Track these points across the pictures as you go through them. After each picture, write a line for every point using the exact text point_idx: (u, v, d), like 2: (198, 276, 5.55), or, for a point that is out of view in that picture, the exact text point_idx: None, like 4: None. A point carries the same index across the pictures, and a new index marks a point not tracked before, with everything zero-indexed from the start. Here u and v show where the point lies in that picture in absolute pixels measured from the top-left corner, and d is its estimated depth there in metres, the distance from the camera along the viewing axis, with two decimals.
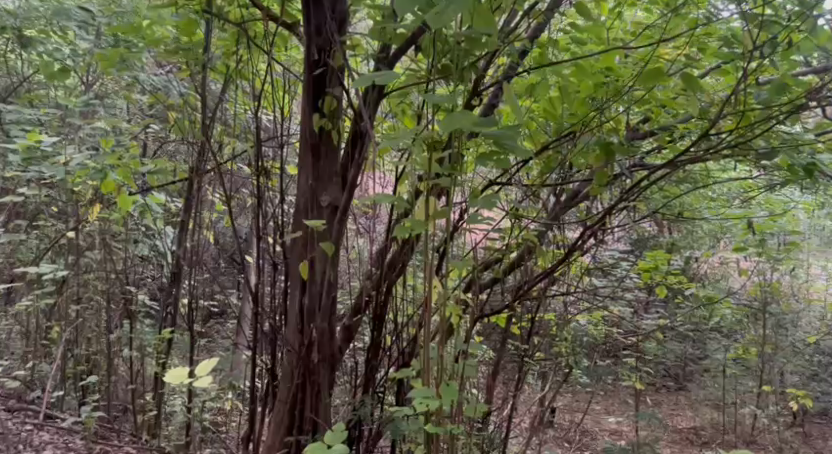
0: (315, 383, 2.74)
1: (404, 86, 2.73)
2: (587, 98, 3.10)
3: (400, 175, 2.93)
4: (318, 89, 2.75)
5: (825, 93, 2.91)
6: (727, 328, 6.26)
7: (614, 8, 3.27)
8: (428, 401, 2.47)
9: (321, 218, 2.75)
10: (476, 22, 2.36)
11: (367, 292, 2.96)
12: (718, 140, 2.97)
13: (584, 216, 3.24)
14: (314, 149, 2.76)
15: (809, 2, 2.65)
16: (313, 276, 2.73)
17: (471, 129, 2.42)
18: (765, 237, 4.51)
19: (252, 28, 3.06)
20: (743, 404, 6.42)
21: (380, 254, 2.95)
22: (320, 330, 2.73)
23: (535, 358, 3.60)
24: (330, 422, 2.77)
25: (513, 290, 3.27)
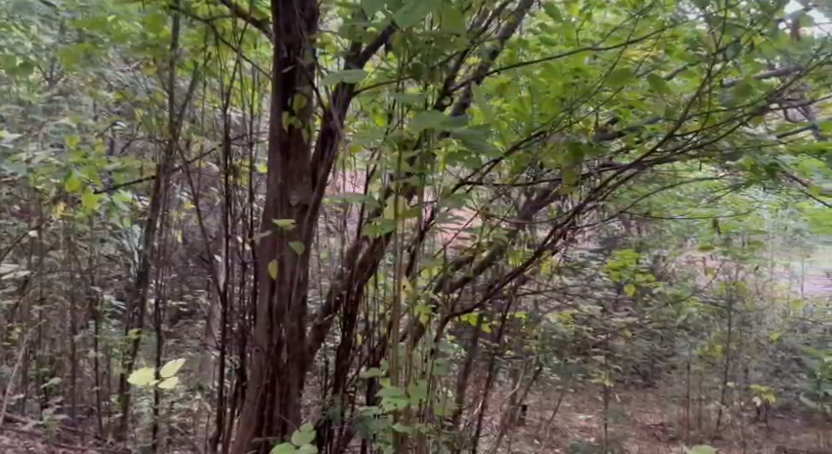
0: (284, 383, 2.72)
1: (375, 85, 2.73)
2: (556, 99, 3.13)
3: (372, 174, 2.92)
4: (287, 87, 2.74)
5: (788, 95, 2.97)
6: (693, 325, 6.37)
7: (583, 9, 3.31)
8: (396, 400, 2.49)
9: (290, 217, 2.73)
10: (443, 20, 2.38)
11: (338, 291, 2.94)
12: (684, 141, 3.03)
13: (554, 216, 3.28)
14: (284, 148, 2.74)
15: (770, 7, 2.69)
16: (282, 275, 2.70)
17: (441, 129, 2.44)
18: (731, 237, 4.59)
19: (221, 26, 3.04)
20: (708, 401, 6.50)
21: (352, 253, 2.93)
22: (290, 330, 2.71)
23: (506, 357, 3.62)
24: (299, 422, 2.75)
25: (484, 289, 3.29)
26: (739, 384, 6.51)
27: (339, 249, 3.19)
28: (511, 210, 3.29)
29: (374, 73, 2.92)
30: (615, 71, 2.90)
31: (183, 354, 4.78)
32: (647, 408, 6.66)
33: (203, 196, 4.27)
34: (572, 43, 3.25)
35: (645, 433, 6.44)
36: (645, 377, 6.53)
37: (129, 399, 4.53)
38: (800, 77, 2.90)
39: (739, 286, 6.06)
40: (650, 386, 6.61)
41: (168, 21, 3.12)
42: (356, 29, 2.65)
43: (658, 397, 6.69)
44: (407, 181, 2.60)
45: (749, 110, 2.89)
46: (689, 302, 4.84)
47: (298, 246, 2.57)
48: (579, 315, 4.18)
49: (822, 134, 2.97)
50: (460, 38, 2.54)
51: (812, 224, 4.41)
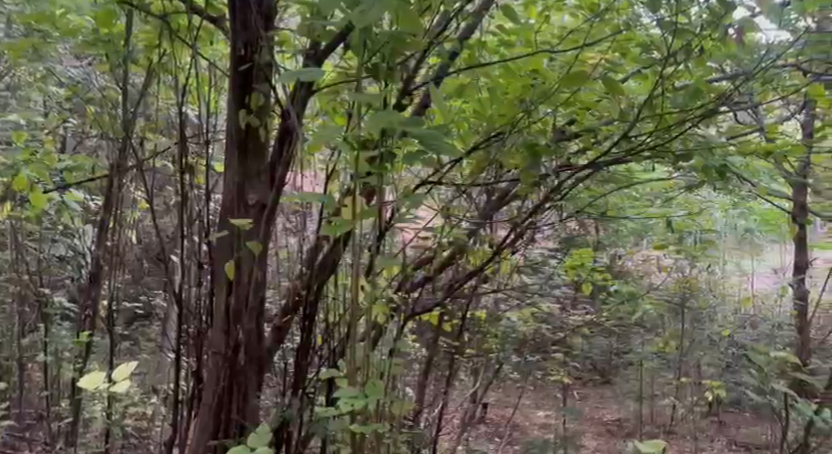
0: (241, 385, 2.68)
1: (334, 84, 2.72)
2: (514, 100, 3.15)
3: (332, 173, 2.90)
4: (244, 84, 2.69)
5: (739, 99, 3.03)
6: (649, 323, 6.26)
7: (541, 11, 3.33)
8: (353, 401, 2.50)
9: (247, 217, 2.70)
10: (399, 20, 2.41)
11: (297, 292, 2.90)
12: (638, 143, 3.09)
13: (513, 216, 3.31)
14: (242, 146, 2.71)
15: (719, 12, 2.79)
16: (239, 277, 2.65)
17: (397, 128, 2.45)
18: (685, 236, 4.64)
19: (177, 23, 2.97)
20: (662, 395, 6.46)
21: (311, 253, 2.89)
22: (248, 331, 2.66)
23: (466, 356, 3.61)
24: (257, 425, 2.71)
25: (444, 289, 3.28)
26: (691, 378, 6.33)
27: (298, 249, 3.15)
28: (473, 210, 3.32)
29: (333, 72, 2.92)
30: (571, 73, 2.98)
31: (139, 357, 4.69)
32: (603, 403, 6.89)
33: (158, 195, 4.20)
34: (530, 46, 3.27)
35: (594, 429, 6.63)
36: (603, 373, 6.53)
37: (81, 404, 4.40)
38: (749, 81, 2.96)
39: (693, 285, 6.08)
40: (609, 383, 6.71)
41: (121, 17, 3.06)
42: (313, 28, 2.64)
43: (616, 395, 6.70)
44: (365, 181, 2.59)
45: (699, 112, 2.97)
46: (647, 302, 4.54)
47: (256, 246, 2.53)
48: (538, 313, 4.18)
49: (769, 136, 3.06)
50: (417, 39, 2.57)
51: (762, 223, 4.48)
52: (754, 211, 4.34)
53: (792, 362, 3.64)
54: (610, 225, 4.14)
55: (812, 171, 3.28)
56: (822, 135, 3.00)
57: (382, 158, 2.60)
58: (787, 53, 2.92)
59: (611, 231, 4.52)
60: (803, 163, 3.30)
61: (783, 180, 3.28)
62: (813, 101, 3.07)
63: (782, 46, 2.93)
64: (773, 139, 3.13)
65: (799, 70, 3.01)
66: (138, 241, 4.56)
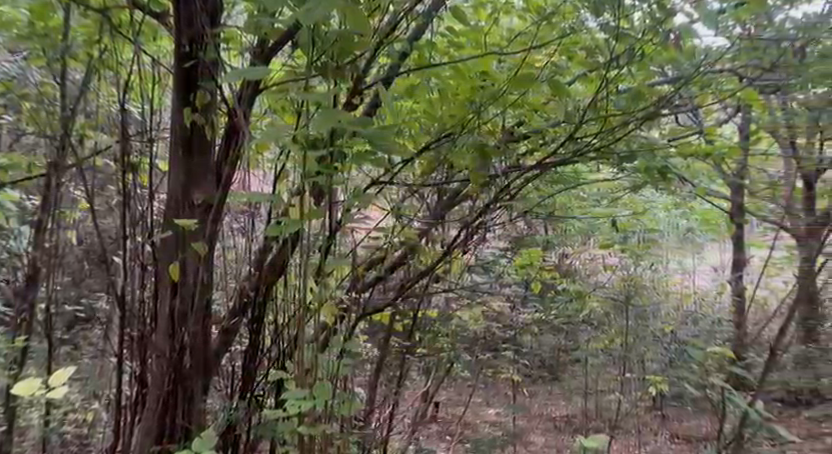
0: (186, 388, 2.82)
1: (285, 82, 2.72)
2: (463, 103, 3.12)
3: (279, 176, 3.00)
4: (189, 82, 2.81)
5: (676, 101, 3.15)
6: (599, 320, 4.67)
7: (491, 13, 3.30)
8: (300, 402, 2.63)
9: (193, 217, 2.81)
10: (345, 20, 2.36)
11: (247, 293, 3.05)
12: (585, 144, 3.21)
13: (464, 216, 3.44)
14: (187, 144, 2.81)
15: (658, 17, 2.93)
16: (184, 280, 2.79)
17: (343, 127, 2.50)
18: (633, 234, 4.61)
19: (116, 16, 3.09)
20: (608, 389, 4.63)
21: (261, 255, 3.05)
22: (193, 333, 2.80)
23: (414, 355, 3.70)
24: (202, 427, 2.85)
25: (396, 289, 3.41)
26: (637, 374, 4.52)
27: (245, 250, 3.35)
28: (424, 210, 3.42)
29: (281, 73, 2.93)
30: (519, 76, 2.98)
31: (78, 363, 4.22)
32: (554, 398, 4.81)
33: (99, 196, 3.84)
34: (480, 47, 3.20)
35: (545, 428, 4.75)
36: (549, 368, 4.74)
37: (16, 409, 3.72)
38: (686, 84, 3.11)
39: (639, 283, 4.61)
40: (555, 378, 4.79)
41: (58, 11, 3.12)
42: (259, 26, 2.64)
43: (563, 391, 4.77)
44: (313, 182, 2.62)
45: (642, 114, 3.12)
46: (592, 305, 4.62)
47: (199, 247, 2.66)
48: (489, 312, 4.44)
49: (707, 137, 3.33)
50: (363, 39, 2.53)
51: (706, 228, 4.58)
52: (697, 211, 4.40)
53: (732, 357, 3.63)
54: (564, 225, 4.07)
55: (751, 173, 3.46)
56: (756, 138, 3.31)
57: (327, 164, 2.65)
58: (722, 58, 3.13)
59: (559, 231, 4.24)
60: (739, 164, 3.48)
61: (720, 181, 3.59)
62: (746, 107, 3.29)
63: (718, 52, 3.12)
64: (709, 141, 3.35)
65: (736, 76, 3.17)
66: (80, 242, 4.20)
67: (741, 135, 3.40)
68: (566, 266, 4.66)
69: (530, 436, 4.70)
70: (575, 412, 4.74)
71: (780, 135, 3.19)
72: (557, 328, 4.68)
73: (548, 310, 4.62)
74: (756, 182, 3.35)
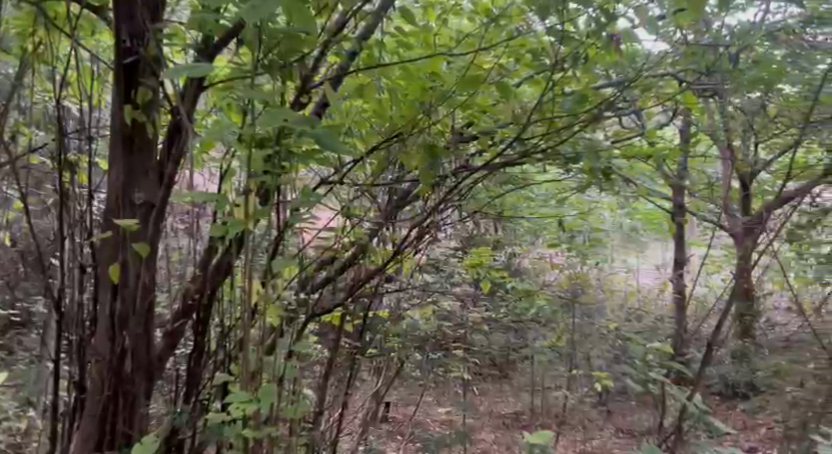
0: (127, 394, 2.74)
1: (229, 79, 2.52)
2: (413, 102, 3.05)
3: (225, 175, 2.78)
4: (130, 78, 2.64)
5: (619, 105, 3.14)
6: (546, 317, 4.64)
7: (439, 14, 3.25)
8: (243, 406, 2.47)
9: (135, 217, 2.68)
10: (294, 20, 2.27)
11: (191, 296, 2.88)
12: (530, 146, 3.17)
13: (413, 216, 3.44)
14: (128, 141, 2.67)
15: (602, 21, 2.87)
16: (125, 282, 2.68)
17: (287, 125, 2.29)
18: (575, 235, 4.69)
19: (52, 10, 2.96)
20: (554, 386, 4.77)
21: (208, 255, 2.87)
22: (134, 336, 2.70)
23: (365, 355, 3.68)
24: (145, 433, 2.79)
25: (345, 290, 3.37)
26: (584, 371, 4.59)
27: (191, 250, 3.30)
28: (377, 210, 3.37)
29: (227, 69, 2.85)
30: (469, 76, 2.96)
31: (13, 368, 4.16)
32: (500, 396, 5.04)
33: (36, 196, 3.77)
34: (429, 48, 3.17)
35: (495, 424, 4.89)
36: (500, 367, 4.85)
37: None
38: (628, 88, 3.11)
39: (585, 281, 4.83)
40: (505, 377, 5.00)
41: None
42: (204, 21, 2.42)
43: (513, 389, 4.95)
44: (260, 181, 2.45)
45: (586, 118, 3.09)
46: (540, 302, 4.48)
47: (138, 248, 2.53)
48: (439, 312, 4.24)
49: (649, 140, 3.29)
50: (310, 36, 2.37)
51: (645, 225, 4.90)
52: (638, 211, 4.50)
53: (670, 351, 3.75)
54: (510, 225, 4.27)
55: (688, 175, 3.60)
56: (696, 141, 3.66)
57: (269, 168, 2.43)
58: (665, 63, 3.13)
59: (509, 229, 4.42)
60: (677, 167, 3.67)
61: (662, 183, 3.85)
62: (686, 111, 3.41)
63: (662, 58, 3.13)
64: (652, 143, 3.36)
65: (676, 80, 3.18)
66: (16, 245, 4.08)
67: (681, 137, 3.59)
68: (514, 266, 4.72)
69: (481, 433, 4.75)
70: (522, 409, 4.98)
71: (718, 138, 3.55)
72: (506, 326, 4.69)
73: (499, 309, 4.65)
74: (696, 183, 3.77)
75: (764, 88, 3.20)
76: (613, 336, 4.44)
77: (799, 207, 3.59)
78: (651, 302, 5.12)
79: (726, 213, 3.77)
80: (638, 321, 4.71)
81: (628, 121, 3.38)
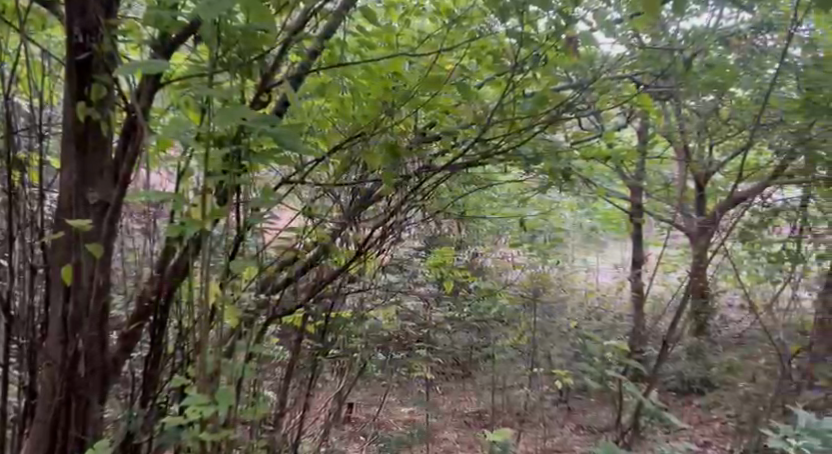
0: (81, 398, 2.66)
1: (185, 77, 2.43)
2: (376, 103, 3.01)
3: (182, 174, 2.58)
4: (83, 73, 2.47)
5: (579, 107, 3.16)
6: (506, 315, 4.69)
7: (401, 14, 3.20)
8: (201, 409, 2.30)
9: (87, 218, 2.54)
10: (252, 16, 2.21)
11: (148, 297, 2.82)
12: (492, 147, 3.19)
13: (377, 216, 3.44)
14: (80, 140, 2.51)
15: (561, 23, 2.87)
16: (78, 283, 2.57)
17: (247, 122, 2.26)
18: (535, 235, 4.73)
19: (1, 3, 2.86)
20: (516, 384, 4.72)
21: (165, 256, 2.80)
22: (88, 339, 2.61)
23: (328, 356, 3.64)
24: (99, 438, 2.70)
25: (307, 291, 3.33)
26: (543, 369, 4.67)
27: (147, 250, 3.19)
28: (339, 210, 3.34)
29: (183, 66, 2.76)
30: (430, 77, 2.94)
31: None
32: (463, 396, 4.92)
33: None
34: (391, 48, 3.12)
35: (457, 424, 4.86)
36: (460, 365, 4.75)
37: None
38: (587, 89, 3.12)
39: (546, 280, 4.85)
40: (468, 375, 4.83)
41: None
42: (160, 19, 2.23)
43: (476, 388, 4.81)
44: (217, 180, 2.36)
45: (545, 119, 3.11)
46: (502, 301, 4.65)
47: (93, 250, 2.43)
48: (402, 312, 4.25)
49: (607, 141, 3.32)
50: (268, 34, 2.35)
51: (603, 224, 4.91)
52: (597, 211, 4.56)
53: (627, 349, 3.80)
54: (471, 225, 4.29)
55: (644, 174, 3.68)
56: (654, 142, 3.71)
57: (226, 168, 2.37)
58: (623, 66, 3.16)
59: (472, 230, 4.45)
60: (634, 168, 3.73)
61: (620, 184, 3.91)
62: (644, 113, 3.44)
63: (620, 60, 3.15)
64: (609, 145, 3.35)
65: (633, 82, 3.21)
66: None
67: (639, 138, 3.65)
68: (477, 266, 4.78)
69: (444, 433, 4.73)
70: (485, 408, 4.85)
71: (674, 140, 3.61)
72: (470, 326, 4.66)
73: (461, 309, 4.58)
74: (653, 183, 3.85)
75: (718, 90, 3.25)
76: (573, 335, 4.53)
77: (753, 207, 3.68)
78: (611, 300, 5.08)
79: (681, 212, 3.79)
80: (597, 320, 4.80)
81: (588, 123, 3.40)
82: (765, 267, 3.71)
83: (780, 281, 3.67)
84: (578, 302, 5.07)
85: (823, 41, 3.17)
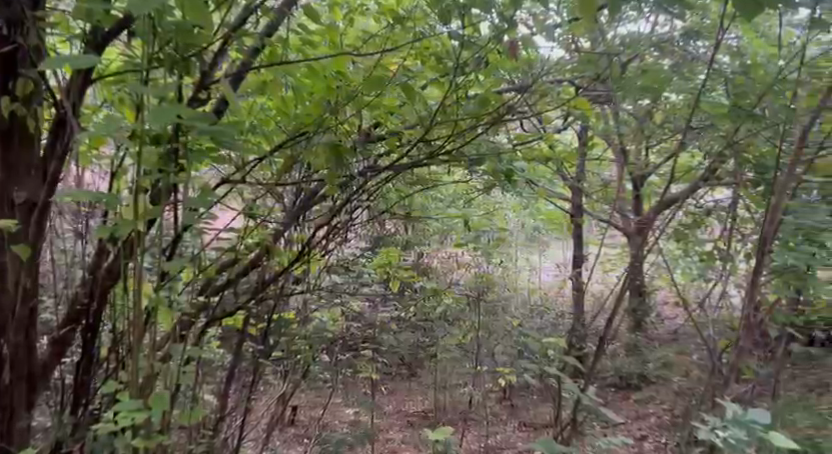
0: (6, 404, 2.55)
1: (119, 73, 2.38)
2: (319, 101, 2.98)
3: (116, 172, 2.55)
4: (8, 69, 2.39)
5: (520, 110, 3.20)
6: (452, 315, 4.77)
7: (346, 14, 3.15)
8: (133, 415, 2.23)
9: (13, 218, 2.45)
10: (185, 11, 2.19)
11: (80, 300, 2.75)
12: (437, 147, 3.22)
13: (320, 216, 3.44)
14: (5, 137, 2.43)
15: (503, 26, 2.87)
16: (3, 285, 2.46)
17: (182, 118, 2.22)
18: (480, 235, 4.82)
19: None
20: (460, 382, 4.80)
21: (98, 258, 2.71)
22: (15, 344, 2.52)
23: (270, 358, 3.63)
24: (26, 447, 2.58)
25: (250, 293, 3.30)
26: (488, 367, 4.67)
27: (81, 253, 3.11)
28: (282, 210, 3.32)
29: (116, 62, 2.69)
30: (374, 77, 2.92)
31: None
32: (409, 395, 5.13)
33: None
34: (335, 47, 3.06)
35: (401, 424, 4.99)
36: (408, 367, 4.88)
37: None
38: (530, 93, 3.18)
39: (490, 279, 4.93)
40: (413, 375, 5.00)
41: None
42: (92, 11, 2.19)
43: (422, 387, 5.00)
44: (153, 179, 2.33)
45: (489, 120, 3.14)
46: (446, 302, 4.66)
47: (21, 251, 2.34)
48: (349, 313, 4.29)
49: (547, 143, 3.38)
50: (205, 31, 2.36)
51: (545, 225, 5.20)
52: (540, 211, 4.71)
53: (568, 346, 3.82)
54: (417, 225, 4.32)
55: (573, 171, 3.83)
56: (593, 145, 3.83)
57: (162, 166, 2.34)
58: (563, 69, 3.21)
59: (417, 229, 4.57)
60: (574, 169, 3.85)
61: (561, 184, 4.03)
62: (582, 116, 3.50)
63: (559, 63, 3.20)
64: (550, 146, 3.52)
65: (571, 86, 3.27)
66: None
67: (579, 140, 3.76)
68: (422, 267, 4.87)
69: (389, 433, 4.78)
70: (429, 407, 5.02)
71: (612, 142, 3.68)
72: (414, 326, 4.76)
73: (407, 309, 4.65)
74: (591, 182, 4.01)
75: (652, 96, 3.23)
76: (515, 333, 4.56)
77: (687, 207, 3.76)
78: (552, 299, 5.25)
79: (618, 212, 3.87)
80: (539, 318, 4.94)
81: (528, 126, 3.46)
82: (698, 266, 3.74)
83: (714, 280, 3.64)
84: (521, 300, 5.18)
85: (749, 49, 3.18)
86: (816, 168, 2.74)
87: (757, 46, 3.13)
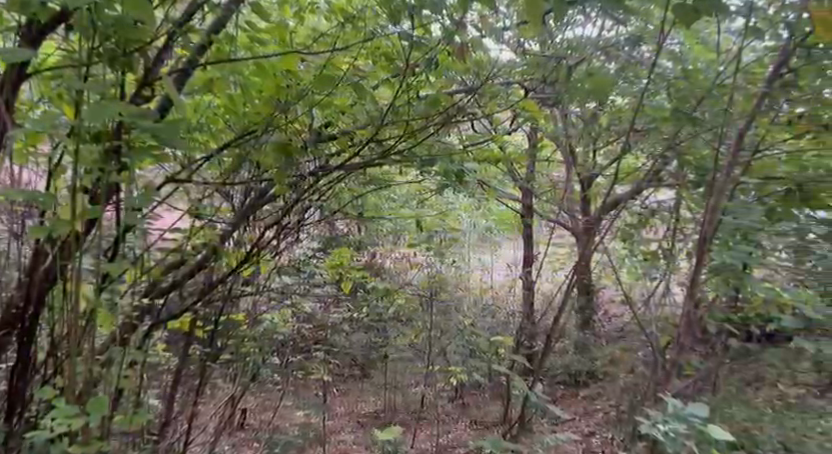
0: None
1: (55, 69, 2.32)
2: (269, 100, 2.91)
3: (53, 171, 2.50)
4: None
5: (469, 112, 3.23)
6: (405, 315, 4.81)
7: (296, 12, 3.09)
8: (69, 420, 2.20)
9: None
10: (125, 7, 2.15)
11: (16, 303, 2.70)
12: (387, 146, 3.23)
13: (268, 217, 3.42)
14: None
15: (452, 29, 2.87)
16: None
17: (123, 115, 2.18)
18: (432, 234, 4.84)
19: None
20: (413, 382, 4.80)
21: (35, 260, 2.67)
22: None
23: (218, 360, 3.62)
24: None
25: (197, 295, 3.27)
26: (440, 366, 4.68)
27: (17, 254, 3.02)
28: (231, 210, 3.30)
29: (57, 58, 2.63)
30: (324, 76, 2.88)
31: None
32: (361, 396, 4.94)
33: None
34: (285, 46, 3.01)
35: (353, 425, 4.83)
36: (361, 368, 4.87)
37: None
38: (479, 94, 3.18)
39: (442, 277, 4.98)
40: (365, 375, 4.91)
41: None
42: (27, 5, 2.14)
43: (376, 388, 4.89)
44: (89, 180, 2.30)
45: (440, 120, 3.15)
46: (399, 301, 4.81)
47: None
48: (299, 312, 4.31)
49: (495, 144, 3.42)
50: (146, 26, 2.29)
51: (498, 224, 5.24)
52: (491, 212, 4.81)
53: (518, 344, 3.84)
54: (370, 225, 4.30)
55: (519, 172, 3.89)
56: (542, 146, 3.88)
57: (101, 165, 2.29)
58: (512, 71, 3.22)
59: (370, 229, 4.61)
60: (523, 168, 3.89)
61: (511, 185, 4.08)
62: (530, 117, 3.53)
63: (508, 65, 3.21)
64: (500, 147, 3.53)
65: (521, 88, 3.29)
66: None
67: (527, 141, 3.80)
68: (375, 267, 4.92)
69: (341, 434, 4.65)
70: (382, 407, 4.89)
71: (561, 142, 3.72)
72: (367, 326, 4.85)
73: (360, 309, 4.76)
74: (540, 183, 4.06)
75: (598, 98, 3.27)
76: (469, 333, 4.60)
77: (630, 207, 3.74)
78: (503, 297, 5.30)
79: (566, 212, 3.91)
80: (491, 317, 5.04)
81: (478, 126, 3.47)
82: (641, 265, 3.68)
83: (657, 279, 3.61)
84: (472, 300, 5.18)
85: (689, 56, 3.11)
86: (752, 169, 3.06)
87: (696, 53, 3.10)
